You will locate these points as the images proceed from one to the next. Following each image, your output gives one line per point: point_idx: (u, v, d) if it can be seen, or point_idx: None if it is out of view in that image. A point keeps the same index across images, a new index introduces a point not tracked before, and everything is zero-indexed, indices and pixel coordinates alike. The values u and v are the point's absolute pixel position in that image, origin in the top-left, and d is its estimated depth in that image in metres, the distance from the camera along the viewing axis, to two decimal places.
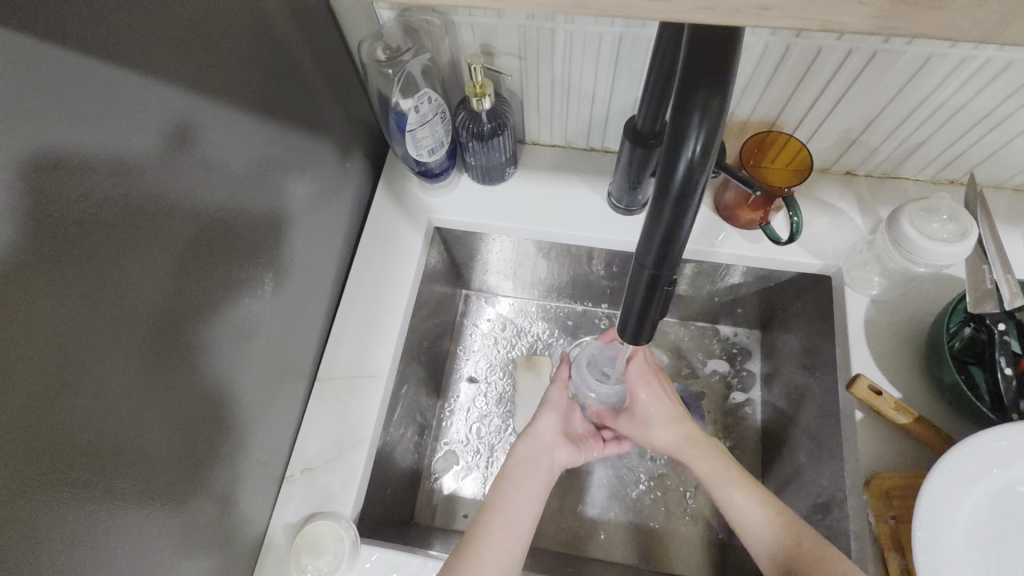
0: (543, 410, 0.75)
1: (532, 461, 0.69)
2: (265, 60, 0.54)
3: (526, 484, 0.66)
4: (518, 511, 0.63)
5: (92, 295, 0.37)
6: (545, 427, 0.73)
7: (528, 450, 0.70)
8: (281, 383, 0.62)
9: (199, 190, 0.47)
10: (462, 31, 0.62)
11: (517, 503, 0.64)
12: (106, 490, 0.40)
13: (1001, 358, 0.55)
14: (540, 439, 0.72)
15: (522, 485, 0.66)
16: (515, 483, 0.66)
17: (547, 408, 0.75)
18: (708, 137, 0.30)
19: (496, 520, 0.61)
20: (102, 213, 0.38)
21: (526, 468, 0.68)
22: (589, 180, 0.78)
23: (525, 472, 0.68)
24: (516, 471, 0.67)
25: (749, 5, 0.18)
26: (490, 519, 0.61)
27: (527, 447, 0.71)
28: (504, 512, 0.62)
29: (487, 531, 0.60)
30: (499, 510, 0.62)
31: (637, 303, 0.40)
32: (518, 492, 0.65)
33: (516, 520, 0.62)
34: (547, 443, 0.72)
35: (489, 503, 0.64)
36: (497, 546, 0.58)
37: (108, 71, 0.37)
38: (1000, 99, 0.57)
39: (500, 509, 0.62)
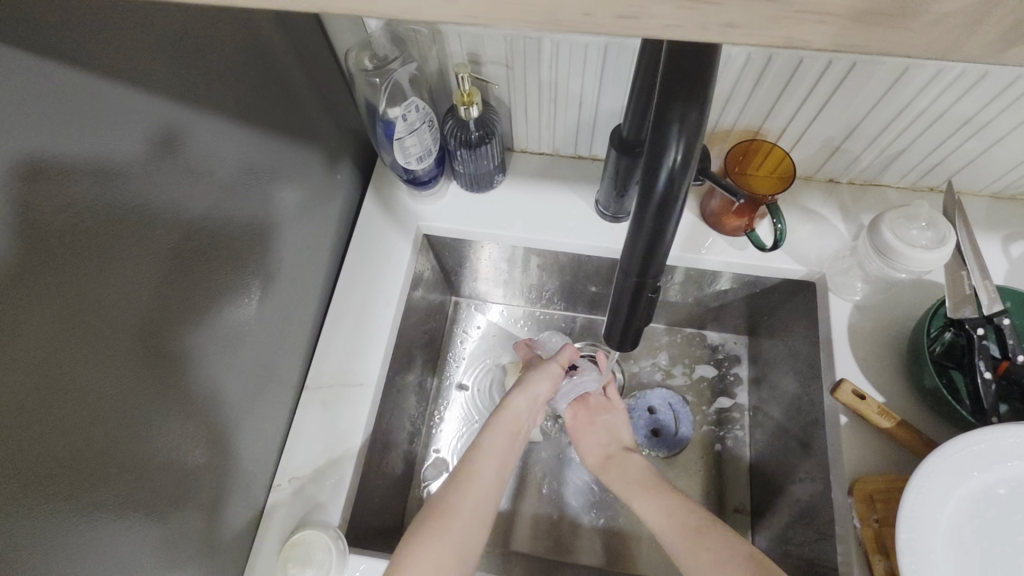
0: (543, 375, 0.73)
1: (522, 418, 0.69)
2: (252, 69, 0.54)
3: (515, 439, 0.66)
4: (506, 461, 0.64)
5: (73, 305, 0.37)
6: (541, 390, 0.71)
7: (521, 408, 0.69)
8: (268, 392, 0.62)
9: (184, 198, 0.47)
10: (450, 40, 0.63)
11: (504, 452, 0.64)
12: (88, 502, 0.40)
13: (980, 362, 0.55)
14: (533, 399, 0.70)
15: (512, 440, 0.66)
16: (506, 434, 0.66)
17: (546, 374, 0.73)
18: (688, 147, 0.31)
19: (484, 462, 0.62)
20: (84, 223, 0.37)
21: (516, 423, 0.68)
22: (576, 188, 0.79)
23: (516, 426, 0.67)
24: (509, 424, 0.67)
25: (716, 24, 0.19)
26: (477, 460, 0.62)
27: (520, 404, 0.69)
28: (493, 457, 0.63)
29: (476, 471, 0.61)
30: (487, 454, 0.63)
31: (623, 309, 0.40)
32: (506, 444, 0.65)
33: (501, 466, 0.63)
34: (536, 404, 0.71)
35: (480, 447, 0.64)
36: (483, 487, 0.60)
37: (90, 81, 0.37)
38: (976, 108, 0.58)
39: (489, 453, 0.63)
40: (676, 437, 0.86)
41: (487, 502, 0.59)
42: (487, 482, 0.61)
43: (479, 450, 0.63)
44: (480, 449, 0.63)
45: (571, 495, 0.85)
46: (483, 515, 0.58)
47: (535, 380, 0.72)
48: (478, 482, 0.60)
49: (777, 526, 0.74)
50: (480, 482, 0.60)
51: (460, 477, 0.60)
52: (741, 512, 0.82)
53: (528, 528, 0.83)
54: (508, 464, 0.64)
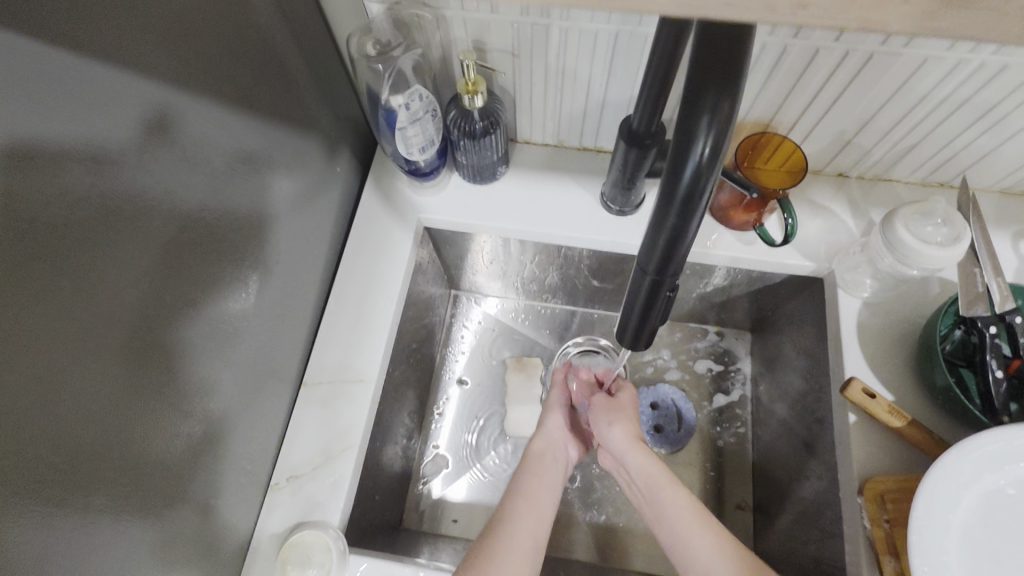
0: (547, 410, 0.74)
1: (549, 456, 0.69)
2: (249, 53, 0.52)
3: (546, 476, 0.66)
4: (539, 498, 0.63)
5: (65, 299, 0.35)
6: (553, 425, 0.73)
7: (543, 447, 0.70)
8: (266, 388, 0.60)
9: (177, 188, 0.44)
10: (455, 26, 0.60)
11: (540, 493, 0.64)
12: (80, 507, 0.38)
13: (992, 361, 0.55)
14: (552, 436, 0.72)
15: (541, 479, 0.65)
16: (534, 474, 0.66)
17: (552, 407, 0.74)
18: (718, 139, 0.29)
19: (522, 507, 0.61)
20: (75, 214, 0.35)
21: (543, 461, 0.68)
22: (581, 180, 0.77)
23: (544, 465, 0.67)
24: (535, 464, 0.67)
25: (790, 4, 0.19)
26: (513, 505, 0.62)
27: (541, 444, 0.70)
28: (528, 498, 0.63)
29: (512, 513, 0.60)
30: (520, 498, 0.62)
31: (637, 309, 0.39)
32: (540, 484, 0.65)
33: (537, 505, 0.62)
34: (558, 440, 0.72)
35: (514, 492, 0.64)
36: (523, 529, 0.59)
37: (80, 63, 0.35)
38: (993, 102, 0.57)
39: (523, 495, 0.63)
40: (679, 433, 0.85)
41: (529, 538, 0.58)
42: (525, 521, 0.59)
43: (512, 495, 0.63)
44: (516, 494, 0.63)
45: (571, 494, 0.84)
46: (528, 553, 0.57)
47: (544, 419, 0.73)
48: (515, 522, 0.59)
49: (781, 524, 0.73)
50: (519, 521, 0.60)
51: (499, 524, 0.59)
52: (744, 509, 0.82)
53: None
54: (545, 502, 0.63)
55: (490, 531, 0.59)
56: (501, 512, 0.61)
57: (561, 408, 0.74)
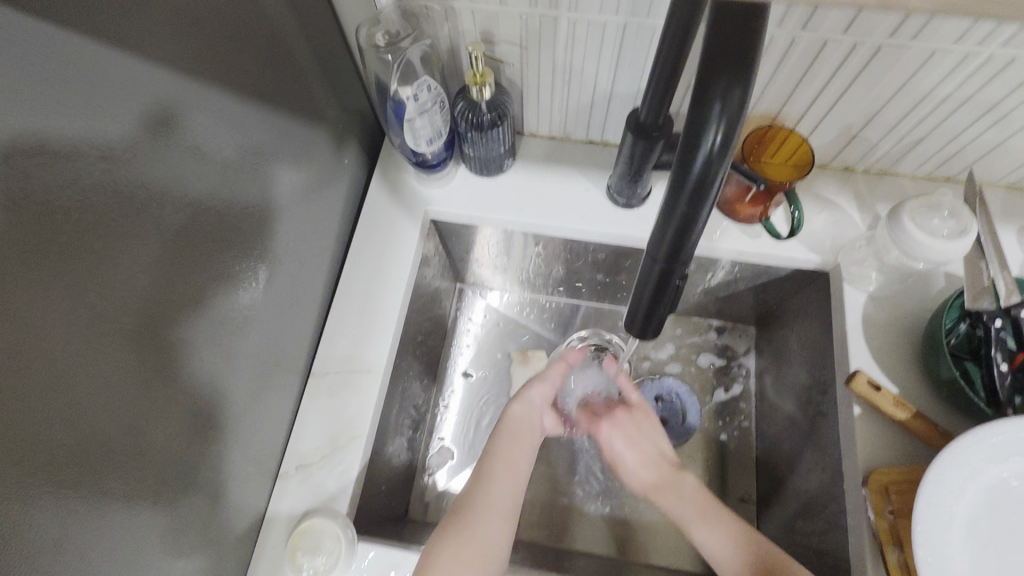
0: (535, 377, 0.72)
1: (528, 425, 0.68)
2: (259, 44, 0.53)
3: (523, 443, 0.66)
4: (517, 465, 0.63)
5: (80, 284, 0.36)
6: (536, 393, 0.70)
7: (523, 414, 0.68)
8: (274, 378, 0.61)
9: (189, 176, 0.45)
10: (463, 18, 0.60)
11: (517, 461, 0.63)
12: (95, 490, 0.39)
13: (996, 354, 0.55)
14: (534, 404, 0.70)
15: (518, 446, 0.65)
16: (510, 440, 0.65)
17: (542, 376, 0.72)
18: (729, 127, 0.29)
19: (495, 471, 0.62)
20: (89, 201, 0.36)
21: (521, 429, 0.67)
22: (588, 173, 0.77)
23: (522, 431, 0.67)
24: (512, 429, 0.66)
25: None
26: (490, 468, 0.62)
27: (521, 410, 0.68)
28: (502, 463, 0.63)
29: (488, 478, 0.61)
30: (498, 463, 0.62)
31: (647, 298, 0.39)
32: (518, 450, 0.65)
33: (515, 471, 0.62)
34: (538, 408, 0.70)
35: (488, 457, 0.64)
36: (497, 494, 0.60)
37: (96, 51, 0.35)
38: (1002, 95, 0.57)
39: (498, 460, 0.63)
40: (681, 427, 0.85)
41: (504, 502, 0.59)
42: (499, 489, 0.60)
43: (487, 460, 0.63)
44: (492, 457, 0.63)
45: (576, 486, 0.85)
46: (504, 518, 0.58)
47: (527, 387, 0.70)
48: (492, 487, 0.60)
49: (784, 516, 0.74)
50: (495, 485, 0.60)
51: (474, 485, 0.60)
52: (747, 502, 0.82)
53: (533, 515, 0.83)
54: (522, 468, 0.63)
55: (468, 490, 0.60)
56: (476, 475, 0.62)
57: (552, 377, 0.71)
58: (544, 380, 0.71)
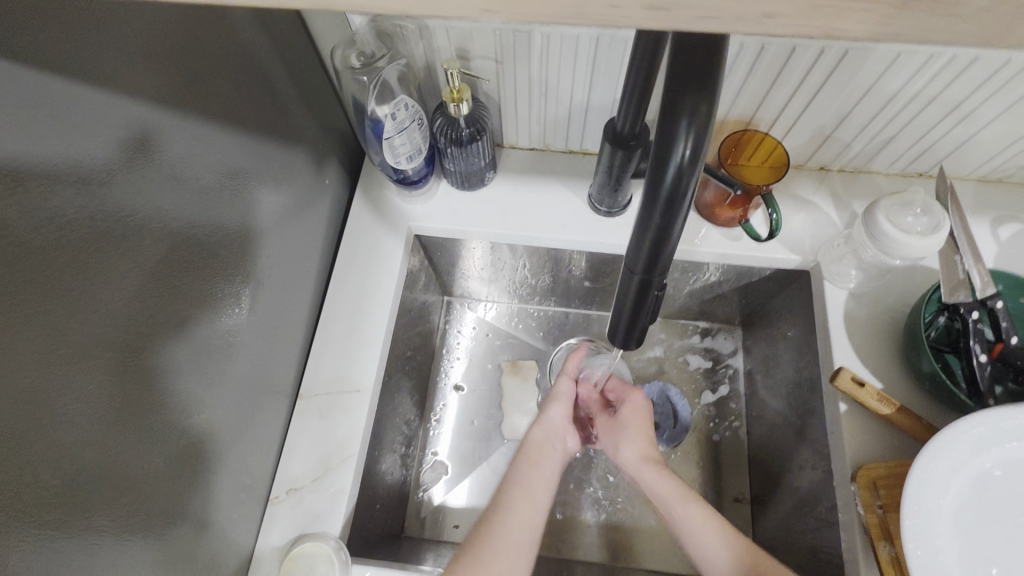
0: (550, 398, 0.74)
1: (547, 447, 0.69)
2: (234, 69, 0.53)
3: (544, 466, 0.67)
4: (537, 489, 0.63)
5: (56, 321, 0.35)
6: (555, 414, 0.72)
7: (542, 436, 0.70)
8: (262, 402, 0.60)
9: (168, 205, 0.45)
10: (438, 35, 0.61)
11: (537, 484, 0.64)
12: (82, 527, 0.38)
13: (975, 346, 0.56)
14: (552, 425, 0.71)
15: (538, 470, 0.66)
16: (531, 464, 0.67)
17: (557, 396, 0.74)
18: (698, 139, 0.30)
19: (516, 498, 0.62)
20: (63, 237, 0.35)
21: (539, 451, 0.68)
22: (569, 183, 0.78)
23: (542, 453, 0.68)
24: (533, 454, 0.68)
25: (752, 14, 0.19)
26: (508, 496, 0.62)
27: (540, 433, 0.70)
28: (522, 489, 0.63)
29: (507, 506, 0.61)
30: (517, 487, 0.63)
31: (627, 309, 0.39)
32: (536, 476, 0.65)
33: (535, 496, 0.63)
34: (558, 428, 0.72)
35: (510, 483, 0.64)
36: (517, 520, 0.59)
37: (65, 86, 0.35)
38: (967, 92, 0.58)
39: (519, 487, 0.63)
40: (674, 430, 0.86)
41: (524, 531, 0.59)
42: (519, 515, 0.60)
43: (507, 487, 0.64)
44: (512, 483, 0.64)
45: (571, 495, 0.85)
46: (523, 545, 0.57)
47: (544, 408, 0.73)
48: (511, 515, 0.60)
49: (778, 515, 0.74)
50: (514, 513, 0.60)
51: (494, 513, 0.60)
52: (741, 502, 0.83)
53: None
54: (542, 492, 0.64)
55: (484, 524, 0.60)
56: (496, 503, 0.62)
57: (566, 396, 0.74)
58: (558, 398, 0.74)
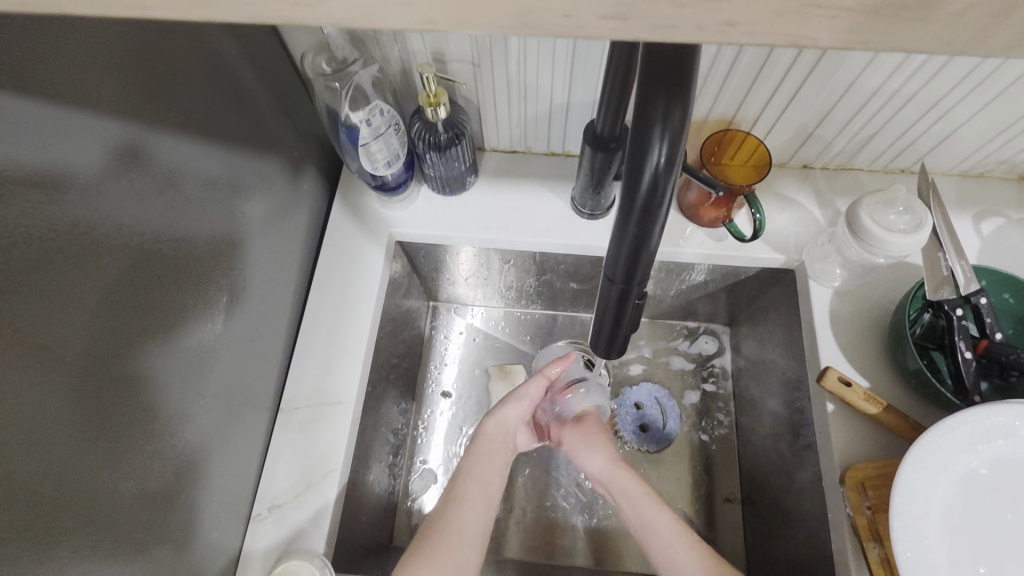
0: (511, 395, 0.71)
1: (502, 444, 0.67)
2: (201, 78, 0.51)
3: (497, 463, 0.65)
4: (489, 484, 0.62)
5: (8, 348, 0.34)
6: (513, 412, 0.70)
7: (497, 433, 0.68)
8: (241, 418, 0.59)
9: (130, 220, 0.43)
10: (412, 38, 0.60)
11: (488, 480, 0.63)
12: (44, 560, 0.37)
13: (961, 342, 0.56)
14: (508, 424, 0.69)
15: (492, 466, 0.64)
16: (486, 460, 0.65)
17: (518, 395, 0.71)
18: (672, 147, 0.29)
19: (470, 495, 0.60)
20: (12, 260, 0.34)
21: (495, 449, 0.67)
22: (552, 185, 0.77)
23: (495, 450, 0.66)
24: (487, 450, 0.66)
25: (720, 22, 0.18)
26: (462, 493, 0.61)
27: (495, 430, 0.68)
28: (476, 486, 0.61)
29: (459, 499, 0.60)
30: (472, 484, 0.61)
31: (608, 318, 0.39)
32: (491, 471, 0.64)
33: (489, 493, 0.61)
34: (511, 427, 0.70)
35: (463, 477, 0.62)
36: (468, 519, 0.58)
37: (10, 101, 0.33)
38: (947, 88, 0.58)
39: (472, 483, 0.62)
40: (664, 432, 0.85)
41: (478, 530, 0.58)
42: (472, 513, 0.59)
43: (460, 481, 0.62)
44: (467, 475, 0.63)
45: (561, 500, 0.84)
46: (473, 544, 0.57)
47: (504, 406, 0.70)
48: (461, 512, 0.58)
49: (768, 516, 0.74)
50: (466, 510, 0.59)
51: (444, 508, 0.59)
52: (732, 503, 0.83)
53: (521, 533, 0.82)
54: (494, 488, 0.62)
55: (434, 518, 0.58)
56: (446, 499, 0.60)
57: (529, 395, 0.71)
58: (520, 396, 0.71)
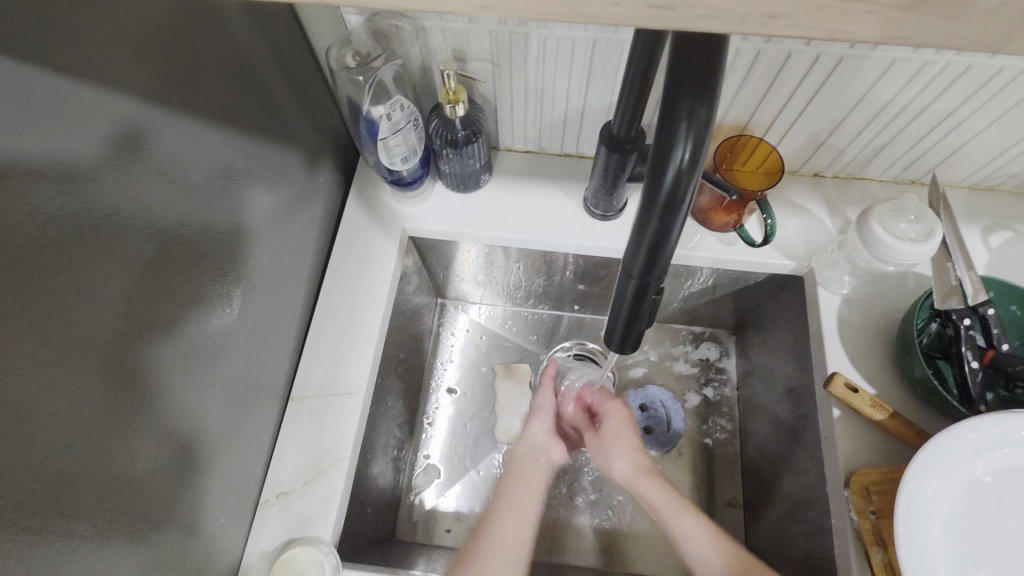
0: (533, 412, 0.74)
1: (533, 459, 0.69)
2: (226, 66, 0.52)
3: (530, 479, 0.66)
4: (524, 501, 0.63)
5: (39, 320, 0.34)
6: (536, 427, 0.72)
7: (526, 450, 0.70)
8: (252, 404, 0.59)
9: (156, 203, 0.44)
10: (434, 36, 0.61)
11: (523, 496, 0.64)
12: (63, 533, 0.37)
13: (967, 352, 0.57)
14: (535, 439, 0.71)
15: (524, 483, 0.65)
16: (520, 478, 0.66)
17: (536, 411, 0.74)
18: (697, 144, 0.30)
19: (507, 514, 0.61)
20: (48, 234, 0.35)
21: (525, 465, 0.68)
22: (564, 186, 0.77)
23: (528, 467, 0.68)
24: (520, 468, 0.67)
25: (759, 12, 0.19)
26: (497, 511, 0.62)
27: (523, 448, 0.70)
28: (511, 504, 0.62)
29: (499, 518, 0.61)
30: (507, 503, 0.63)
31: (624, 313, 0.39)
32: (524, 488, 0.65)
33: (523, 510, 0.62)
34: (541, 441, 0.71)
35: (499, 498, 0.64)
36: (507, 535, 0.59)
37: (51, 80, 0.34)
38: (960, 100, 0.59)
39: (509, 501, 0.63)
40: (667, 434, 0.86)
41: (515, 544, 0.58)
42: (509, 530, 0.59)
43: (497, 502, 0.64)
44: (503, 495, 0.64)
45: (563, 499, 0.84)
46: (514, 560, 0.57)
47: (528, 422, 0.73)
48: (500, 529, 0.59)
49: (769, 520, 0.75)
50: (503, 528, 0.60)
51: (484, 530, 0.60)
52: (733, 507, 0.83)
53: None
54: (530, 504, 0.63)
55: (477, 539, 0.59)
56: (485, 519, 0.62)
57: (544, 408, 0.75)
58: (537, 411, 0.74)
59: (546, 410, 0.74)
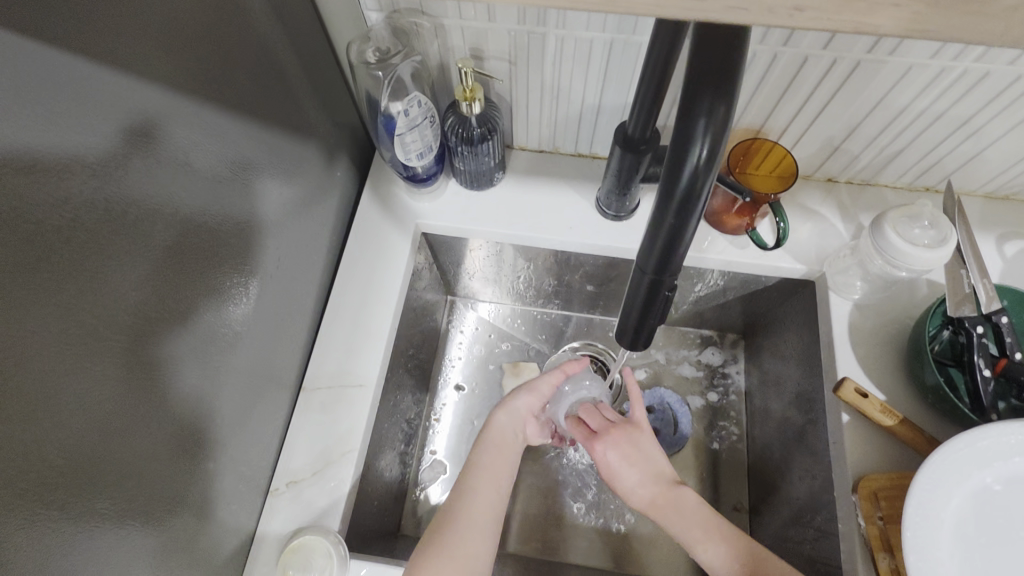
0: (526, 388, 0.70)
1: (511, 440, 0.67)
2: (249, 60, 0.53)
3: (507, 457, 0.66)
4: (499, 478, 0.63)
5: (69, 301, 0.35)
6: (523, 406, 0.69)
7: (506, 424, 0.68)
8: (264, 393, 0.60)
9: (179, 191, 0.45)
10: (453, 34, 0.61)
11: (499, 472, 0.64)
12: (84, 510, 0.38)
13: (979, 360, 0.57)
14: (517, 417, 0.69)
15: (502, 458, 0.65)
16: (497, 452, 0.66)
17: (531, 391, 0.70)
18: (714, 141, 0.30)
19: (479, 483, 0.62)
20: (80, 217, 0.36)
21: (502, 447, 0.66)
22: (577, 186, 0.78)
23: (505, 444, 0.66)
24: (497, 441, 0.66)
25: (786, 8, 0.19)
26: (472, 482, 0.62)
27: (503, 420, 0.68)
28: (484, 476, 0.63)
29: (471, 488, 0.62)
30: (482, 475, 0.63)
31: (637, 309, 0.40)
32: (500, 465, 0.65)
33: (496, 486, 0.63)
34: (522, 418, 0.69)
35: (474, 467, 0.64)
36: (477, 505, 0.60)
37: (87, 69, 0.35)
38: (977, 107, 0.59)
39: (482, 473, 0.63)
40: (674, 436, 0.86)
41: (484, 520, 0.59)
42: (484, 501, 0.61)
43: (471, 470, 0.64)
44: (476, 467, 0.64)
45: (569, 498, 0.85)
46: (481, 538, 0.58)
47: (515, 398, 0.69)
48: (473, 501, 0.60)
49: (775, 525, 0.74)
50: (474, 500, 0.60)
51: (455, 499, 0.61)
52: (739, 511, 0.83)
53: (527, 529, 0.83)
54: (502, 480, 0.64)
55: (446, 509, 0.60)
56: (455, 488, 0.62)
57: (541, 389, 0.70)
58: (532, 391, 0.70)
59: (540, 394, 0.70)
